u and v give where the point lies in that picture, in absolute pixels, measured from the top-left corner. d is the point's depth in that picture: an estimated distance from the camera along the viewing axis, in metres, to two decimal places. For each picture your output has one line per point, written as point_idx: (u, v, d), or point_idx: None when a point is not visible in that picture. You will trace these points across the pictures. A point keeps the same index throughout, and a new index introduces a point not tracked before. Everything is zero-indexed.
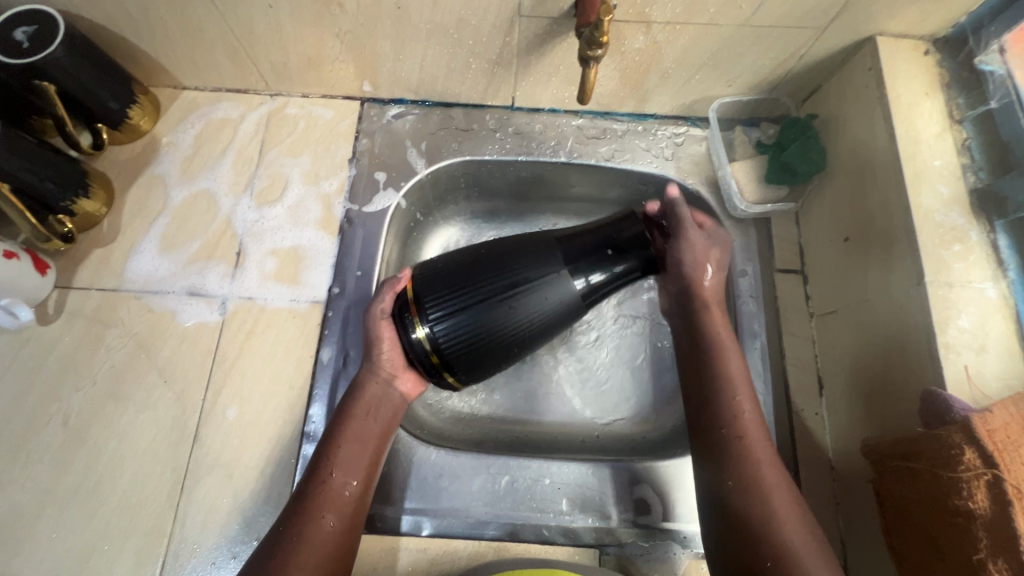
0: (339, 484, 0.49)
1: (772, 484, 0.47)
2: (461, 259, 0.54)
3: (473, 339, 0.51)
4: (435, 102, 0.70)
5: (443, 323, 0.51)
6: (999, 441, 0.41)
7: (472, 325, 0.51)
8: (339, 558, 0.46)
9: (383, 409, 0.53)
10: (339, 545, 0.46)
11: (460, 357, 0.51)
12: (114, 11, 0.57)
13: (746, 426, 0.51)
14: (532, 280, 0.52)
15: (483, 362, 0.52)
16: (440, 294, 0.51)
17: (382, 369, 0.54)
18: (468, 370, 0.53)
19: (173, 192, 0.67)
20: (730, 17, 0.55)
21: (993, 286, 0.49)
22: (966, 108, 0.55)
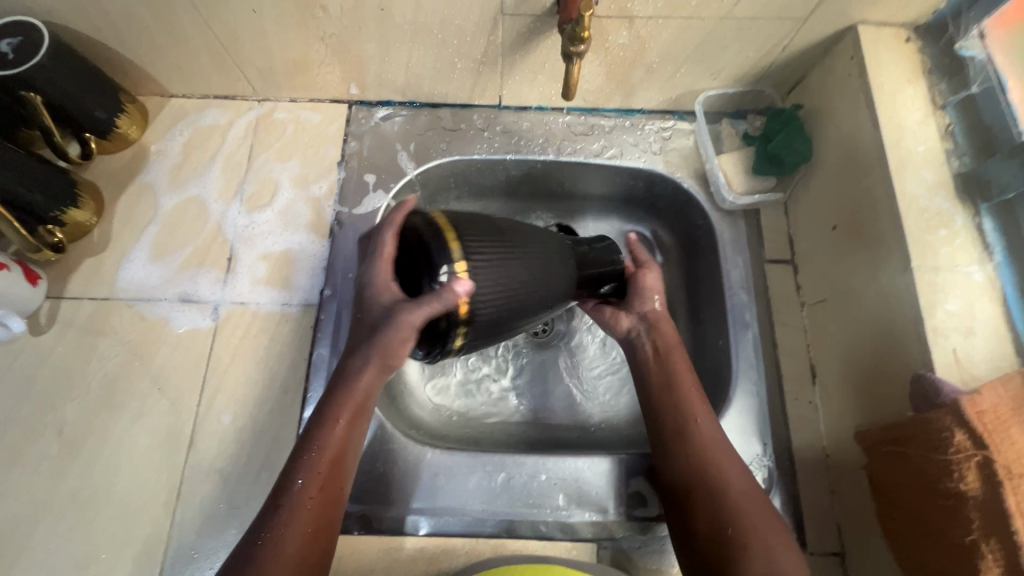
0: (293, 528, 0.43)
1: (713, 459, 0.48)
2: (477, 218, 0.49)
3: (508, 298, 0.46)
4: (423, 103, 0.71)
5: (489, 288, 0.44)
6: (988, 422, 0.42)
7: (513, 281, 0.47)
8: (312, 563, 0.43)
9: (362, 421, 0.47)
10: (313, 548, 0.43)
11: (490, 315, 0.45)
12: (98, 20, 0.57)
13: (697, 409, 0.51)
14: (551, 258, 0.51)
15: (499, 327, 0.47)
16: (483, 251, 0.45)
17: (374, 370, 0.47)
18: (480, 336, 0.47)
19: (163, 200, 0.67)
20: (711, 10, 0.55)
21: (980, 269, 0.50)
22: (948, 94, 0.56)
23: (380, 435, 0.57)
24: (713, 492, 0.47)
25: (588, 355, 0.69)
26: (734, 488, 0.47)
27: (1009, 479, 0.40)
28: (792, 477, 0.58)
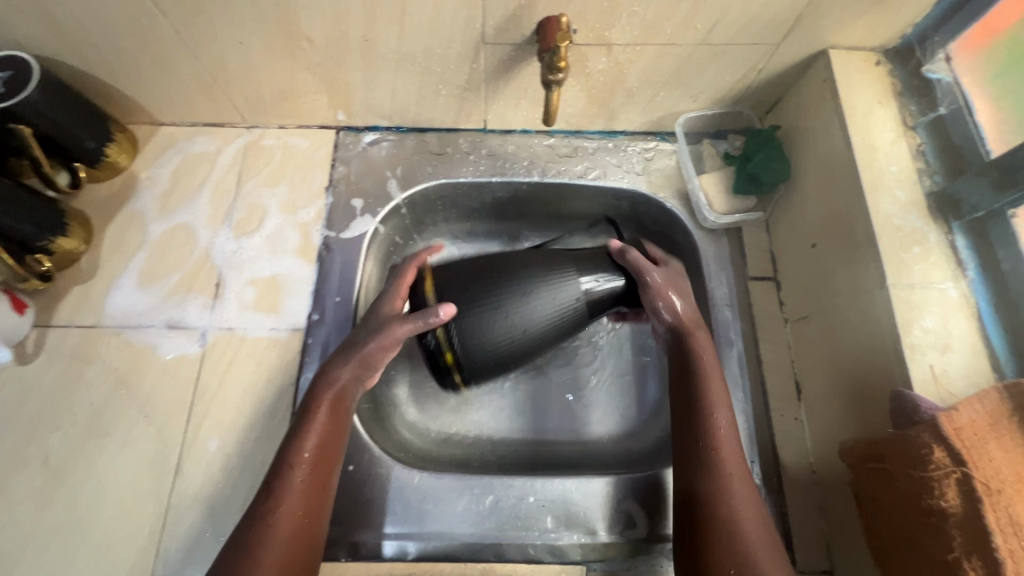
0: (287, 507, 0.46)
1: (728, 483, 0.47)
2: (502, 261, 0.57)
3: (482, 340, 0.54)
4: (409, 128, 0.72)
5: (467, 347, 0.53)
6: (965, 439, 0.42)
7: (498, 318, 0.54)
8: (302, 536, 0.46)
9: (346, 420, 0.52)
10: (304, 526, 0.46)
11: (471, 358, 0.54)
12: (88, 54, 0.58)
13: (722, 436, 0.50)
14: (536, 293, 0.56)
15: (484, 365, 0.55)
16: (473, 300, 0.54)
17: (358, 373, 0.53)
18: (471, 369, 0.55)
19: (152, 227, 0.67)
20: (687, 37, 0.57)
21: (954, 285, 0.51)
22: (918, 114, 0.58)
23: (367, 458, 0.58)
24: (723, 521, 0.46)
25: (613, 320, 0.72)
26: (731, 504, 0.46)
27: (988, 495, 0.40)
28: (782, 496, 0.58)
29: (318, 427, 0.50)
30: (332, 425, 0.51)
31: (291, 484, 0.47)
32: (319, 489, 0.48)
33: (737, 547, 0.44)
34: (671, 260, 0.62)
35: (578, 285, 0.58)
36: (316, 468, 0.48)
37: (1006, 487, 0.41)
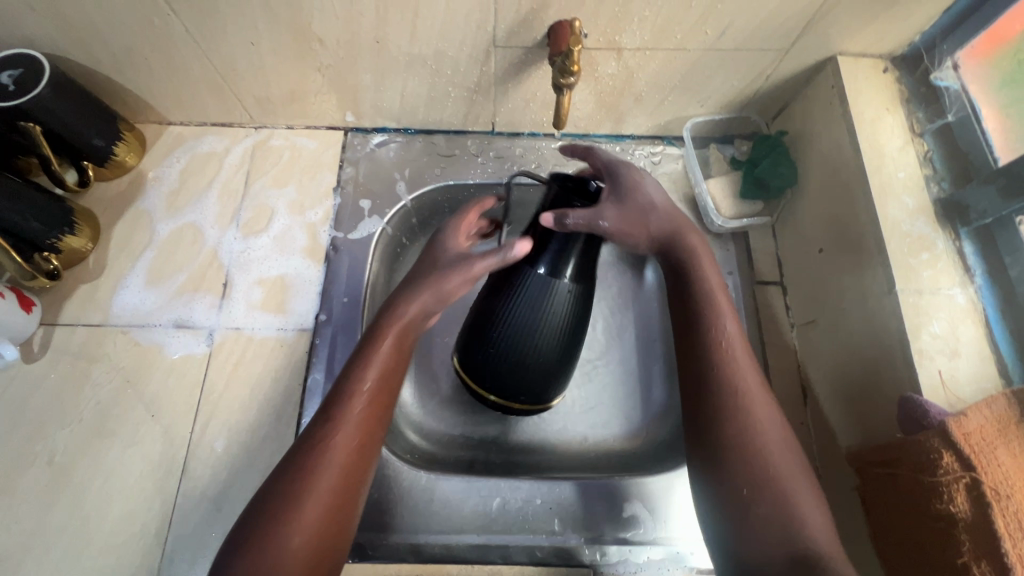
0: (341, 441, 0.43)
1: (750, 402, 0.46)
2: (489, 330, 0.55)
3: (521, 367, 0.55)
4: (417, 130, 0.72)
5: (520, 376, 0.55)
6: (975, 444, 0.42)
7: (536, 371, 0.56)
8: (356, 474, 0.43)
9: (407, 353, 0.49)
10: (357, 462, 0.44)
11: (523, 386, 0.56)
12: (99, 52, 0.58)
13: (731, 349, 0.49)
14: (530, 307, 0.54)
15: (542, 380, 0.56)
16: (503, 378, 0.56)
17: (432, 304, 0.50)
18: (536, 392, 0.57)
19: (159, 226, 0.67)
20: (697, 43, 0.57)
21: (962, 291, 0.51)
22: (925, 121, 0.58)
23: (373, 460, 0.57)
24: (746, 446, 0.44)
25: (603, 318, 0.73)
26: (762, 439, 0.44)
27: (997, 501, 0.41)
28: None
29: (380, 359, 0.47)
30: (393, 357, 0.48)
31: (347, 413, 0.44)
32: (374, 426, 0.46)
33: (766, 470, 0.43)
34: (619, 166, 0.55)
35: (560, 286, 0.54)
36: (375, 399, 0.46)
37: (1015, 492, 0.41)
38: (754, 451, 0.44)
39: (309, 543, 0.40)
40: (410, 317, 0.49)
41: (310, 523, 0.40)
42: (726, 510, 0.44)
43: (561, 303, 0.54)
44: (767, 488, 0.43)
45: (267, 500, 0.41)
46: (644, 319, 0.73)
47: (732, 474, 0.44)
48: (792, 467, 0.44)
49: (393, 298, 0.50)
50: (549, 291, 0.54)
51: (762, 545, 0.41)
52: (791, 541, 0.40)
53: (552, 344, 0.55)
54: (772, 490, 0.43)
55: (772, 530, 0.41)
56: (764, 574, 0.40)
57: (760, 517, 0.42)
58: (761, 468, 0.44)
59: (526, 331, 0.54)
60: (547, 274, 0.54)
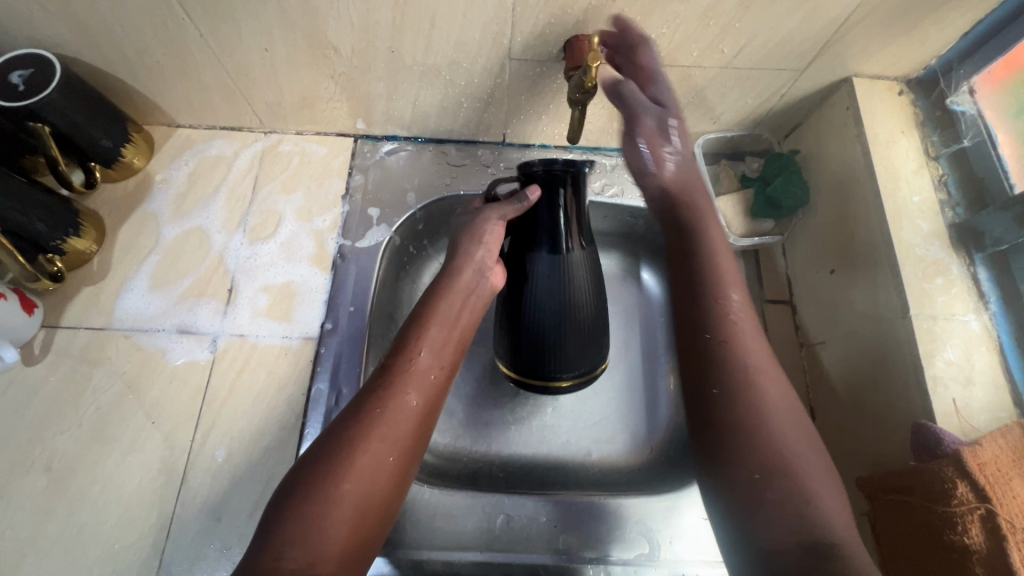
0: (402, 399, 0.44)
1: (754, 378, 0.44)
2: (514, 307, 0.55)
3: (565, 340, 0.54)
4: (428, 138, 0.72)
5: (572, 346, 0.54)
6: (989, 474, 0.42)
7: (573, 335, 0.54)
8: (415, 437, 0.43)
9: (468, 317, 0.52)
10: (417, 424, 0.44)
11: (574, 357, 0.55)
12: (111, 55, 0.58)
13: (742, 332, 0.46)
14: (548, 283, 0.53)
15: (586, 345, 0.55)
16: (541, 350, 0.54)
17: (478, 255, 0.53)
18: (586, 357, 0.55)
19: (165, 230, 0.67)
20: (713, 61, 0.57)
21: (976, 318, 0.51)
22: (940, 145, 0.58)
23: None
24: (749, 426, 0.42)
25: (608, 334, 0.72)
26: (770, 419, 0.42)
27: (1013, 533, 0.40)
28: None
29: (440, 322, 0.49)
30: (452, 321, 0.50)
31: (409, 368, 0.46)
32: (437, 392, 0.46)
33: (777, 450, 0.41)
34: (658, 77, 0.54)
35: (564, 251, 0.54)
36: (434, 360, 0.47)
37: None
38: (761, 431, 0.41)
39: (357, 493, 0.39)
40: (468, 280, 0.52)
41: (362, 470, 0.40)
42: (732, 489, 0.41)
43: (572, 260, 0.54)
44: (781, 469, 0.40)
45: (322, 450, 0.40)
46: (650, 334, 0.73)
47: (744, 452, 0.41)
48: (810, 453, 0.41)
49: (446, 265, 0.54)
50: (558, 261, 0.53)
51: (772, 528, 0.38)
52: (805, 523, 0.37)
53: (582, 308, 0.54)
54: (785, 471, 0.39)
55: (785, 515, 0.38)
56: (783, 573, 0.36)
57: (774, 500, 0.39)
58: (775, 444, 0.41)
59: (550, 293, 0.53)
60: (553, 245, 0.53)
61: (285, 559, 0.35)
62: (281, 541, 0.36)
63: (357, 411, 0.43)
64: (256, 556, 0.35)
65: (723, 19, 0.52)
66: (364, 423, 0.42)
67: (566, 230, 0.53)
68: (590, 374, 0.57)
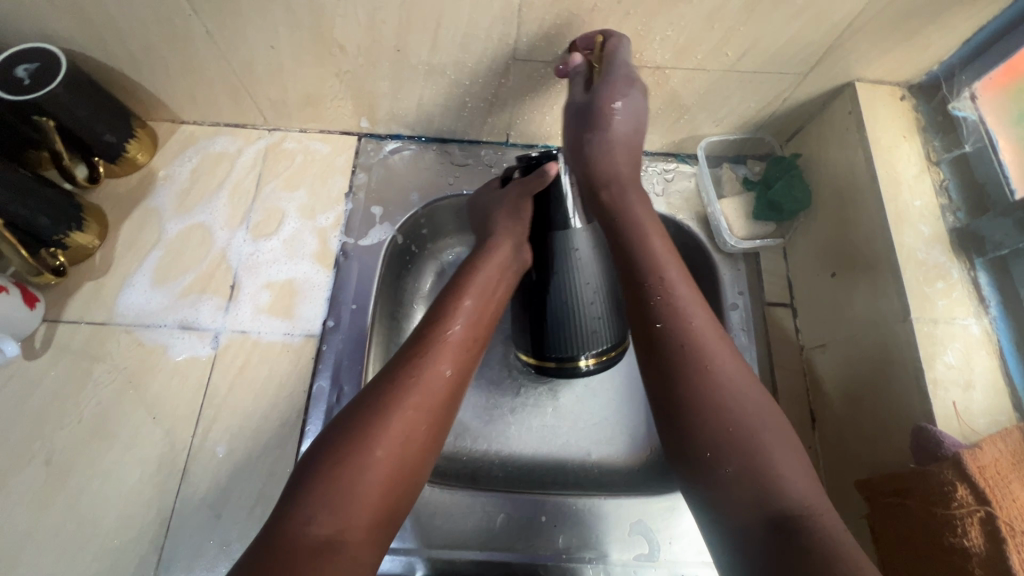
0: (435, 369, 0.45)
1: (708, 358, 0.44)
2: (535, 292, 0.57)
3: (588, 319, 0.55)
4: (432, 138, 0.72)
5: (596, 324, 0.56)
6: (989, 477, 0.42)
7: (591, 315, 0.56)
8: (445, 407, 0.45)
9: (501, 291, 0.54)
10: (448, 393, 0.45)
11: (598, 336, 0.56)
12: (117, 50, 0.58)
13: (693, 315, 0.46)
14: (567, 264, 0.55)
15: (608, 323, 0.56)
16: (560, 332, 0.56)
17: (515, 229, 0.56)
18: (610, 336, 0.56)
19: (168, 225, 0.67)
20: (717, 63, 0.57)
21: (977, 322, 0.51)
22: (942, 150, 0.59)
23: None
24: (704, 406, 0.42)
25: None
26: (726, 398, 0.42)
27: (1012, 536, 0.40)
28: None
29: (476, 295, 0.51)
30: (486, 295, 0.52)
31: (443, 340, 0.48)
32: (467, 364, 0.48)
33: (731, 428, 0.41)
34: (615, 58, 0.52)
35: (578, 231, 0.56)
36: (467, 333, 0.49)
37: None
38: (717, 410, 0.42)
39: (388, 462, 0.40)
40: (506, 256, 0.55)
41: (394, 440, 0.41)
42: (688, 469, 0.42)
43: (587, 239, 0.56)
44: (732, 449, 0.40)
45: (354, 416, 0.42)
46: None
47: (697, 432, 0.42)
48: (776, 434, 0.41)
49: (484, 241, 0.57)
50: (572, 242, 0.56)
51: (735, 504, 0.39)
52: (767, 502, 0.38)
53: (601, 287, 0.56)
54: (741, 449, 0.40)
55: (745, 492, 0.39)
56: (743, 548, 0.38)
57: (731, 480, 0.40)
58: (732, 423, 0.41)
59: (566, 276, 0.56)
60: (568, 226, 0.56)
61: (313, 524, 0.36)
62: (312, 506, 0.37)
63: (391, 378, 0.44)
64: (284, 520, 0.37)
65: (728, 23, 0.52)
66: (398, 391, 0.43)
67: (576, 210, 0.56)
68: (616, 352, 0.58)
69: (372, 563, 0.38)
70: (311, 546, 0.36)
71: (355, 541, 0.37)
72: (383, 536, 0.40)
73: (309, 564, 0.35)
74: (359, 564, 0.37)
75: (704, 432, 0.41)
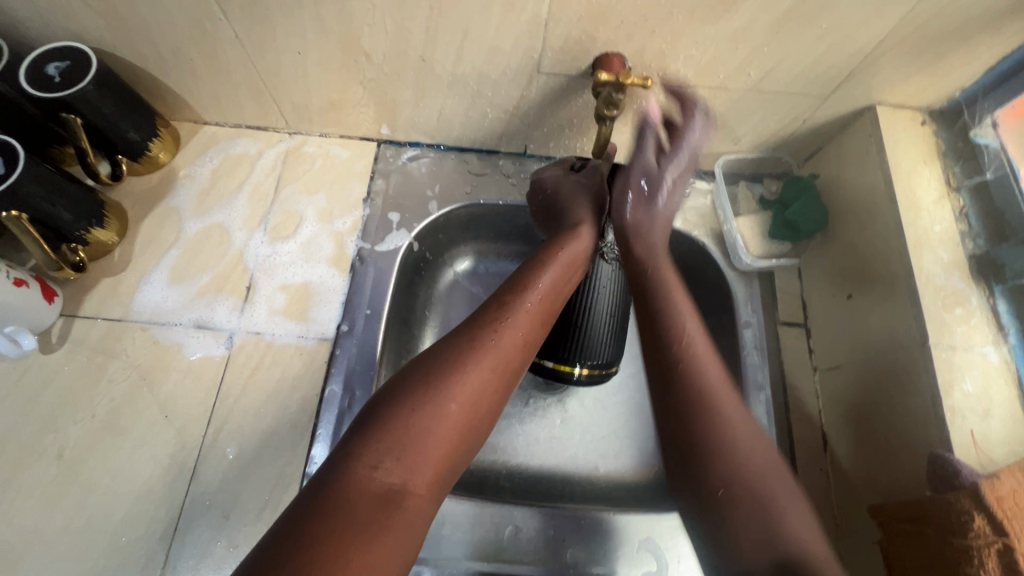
0: (507, 339, 0.46)
1: (720, 408, 0.47)
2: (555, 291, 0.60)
3: (590, 328, 0.58)
4: (450, 146, 0.73)
5: (593, 336, 0.58)
6: (1008, 508, 0.42)
7: (598, 323, 0.58)
8: (509, 378, 0.45)
9: (575, 276, 0.55)
10: (516, 365, 0.46)
11: (591, 347, 0.58)
12: (146, 51, 0.59)
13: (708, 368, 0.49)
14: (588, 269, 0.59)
15: (606, 337, 0.59)
16: (566, 335, 0.58)
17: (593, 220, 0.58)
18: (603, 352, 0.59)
19: (187, 224, 0.67)
20: (739, 83, 0.57)
21: (995, 350, 0.51)
22: (963, 177, 0.59)
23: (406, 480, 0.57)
24: (723, 455, 0.45)
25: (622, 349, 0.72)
26: (744, 449, 0.45)
27: None
28: None
29: (551, 272, 0.52)
30: (564, 275, 0.53)
31: (520, 311, 0.48)
32: (534, 341, 0.49)
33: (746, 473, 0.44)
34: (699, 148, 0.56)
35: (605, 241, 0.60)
36: (541, 308, 0.50)
37: None
38: (734, 456, 0.44)
39: (457, 418, 0.41)
40: (587, 245, 0.56)
41: (465, 398, 0.42)
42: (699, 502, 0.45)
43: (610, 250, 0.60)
44: (747, 490, 0.43)
45: (429, 370, 0.42)
46: None
47: (709, 476, 0.45)
48: (786, 489, 0.43)
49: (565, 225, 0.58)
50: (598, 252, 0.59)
51: (744, 533, 0.42)
52: (771, 540, 0.41)
53: (610, 301, 0.59)
54: (748, 494, 0.43)
55: (754, 529, 0.42)
56: None
57: (740, 517, 0.43)
58: (746, 469, 0.44)
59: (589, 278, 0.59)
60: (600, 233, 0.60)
61: (381, 470, 0.36)
62: (379, 452, 0.37)
63: (468, 340, 0.45)
64: (351, 463, 0.36)
65: (753, 44, 0.52)
66: (474, 354, 0.44)
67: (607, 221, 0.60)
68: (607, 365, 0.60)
69: (426, 523, 0.38)
70: (377, 492, 0.35)
71: (417, 493, 0.37)
72: (439, 497, 0.39)
73: (373, 509, 0.35)
74: (416, 520, 0.36)
75: (719, 477, 0.44)
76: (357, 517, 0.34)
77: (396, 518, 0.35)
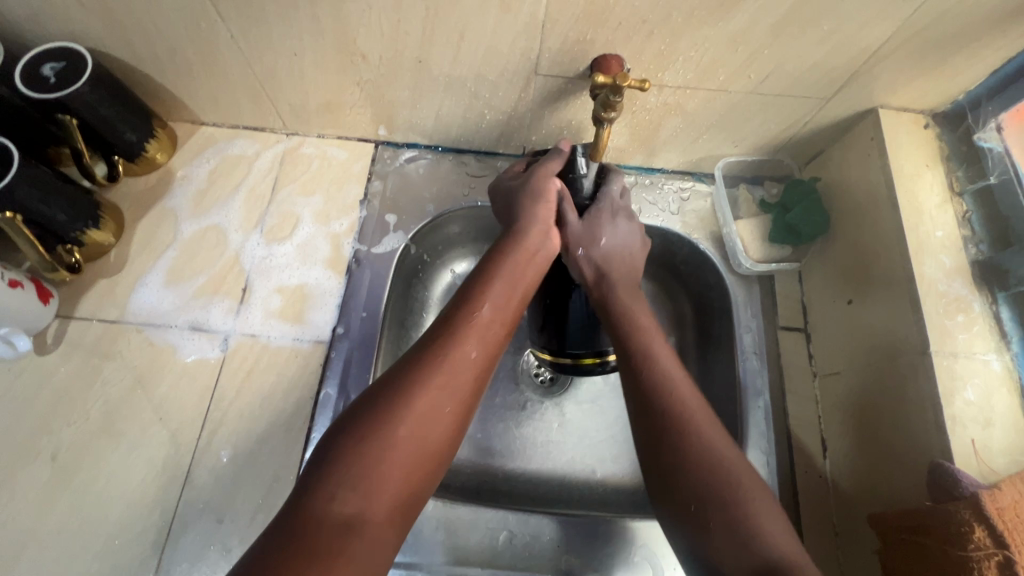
0: (460, 351, 0.44)
1: (692, 423, 0.46)
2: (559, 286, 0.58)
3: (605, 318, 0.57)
4: (448, 148, 0.72)
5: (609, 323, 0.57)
6: (1008, 519, 0.42)
7: None
8: (470, 389, 0.43)
9: (531, 275, 0.51)
10: (474, 376, 0.44)
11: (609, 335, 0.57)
12: (142, 52, 0.58)
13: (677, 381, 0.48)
14: None
15: None
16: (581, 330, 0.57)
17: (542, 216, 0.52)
18: None
19: (184, 226, 0.67)
20: (739, 86, 0.57)
21: (997, 358, 0.51)
22: (966, 181, 0.58)
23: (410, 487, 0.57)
24: (699, 468, 0.44)
25: None
26: (723, 468, 0.44)
27: None
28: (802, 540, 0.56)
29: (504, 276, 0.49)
30: (514, 278, 0.49)
31: (474, 320, 0.46)
32: (493, 348, 0.46)
33: (724, 488, 0.43)
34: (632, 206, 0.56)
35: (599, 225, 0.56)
36: (499, 315, 0.47)
37: None
38: (711, 471, 0.44)
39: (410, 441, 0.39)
40: (535, 243, 0.51)
41: (418, 419, 0.40)
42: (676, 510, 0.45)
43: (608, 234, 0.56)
44: (731, 499, 0.42)
45: (377, 395, 0.41)
46: None
47: (684, 487, 0.44)
48: (763, 500, 0.43)
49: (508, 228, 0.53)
50: None
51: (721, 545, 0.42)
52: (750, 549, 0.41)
53: None
54: (721, 508, 0.42)
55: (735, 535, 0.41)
56: None
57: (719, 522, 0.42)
58: (723, 481, 0.43)
59: None
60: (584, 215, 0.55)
61: (336, 501, 0.35)
62: (332, 483, 0.36)
63: (420, 359, 0.43)
64: (308, 497, 0.36)
65: (753, 46, 0.52)
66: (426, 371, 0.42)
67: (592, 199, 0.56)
68: None
69: (394, 544, 0.37)
70: (336, 523, 0.35)
71: (376, 520, 0.36)
72: (406, 518, 0.39)
73: (328, 540, 0.34)
74: (380, 545, 0.36)
75: (694, 491, 0.44)
76: (316, 549, 0.33)
77: (355, 548, 0.34)
